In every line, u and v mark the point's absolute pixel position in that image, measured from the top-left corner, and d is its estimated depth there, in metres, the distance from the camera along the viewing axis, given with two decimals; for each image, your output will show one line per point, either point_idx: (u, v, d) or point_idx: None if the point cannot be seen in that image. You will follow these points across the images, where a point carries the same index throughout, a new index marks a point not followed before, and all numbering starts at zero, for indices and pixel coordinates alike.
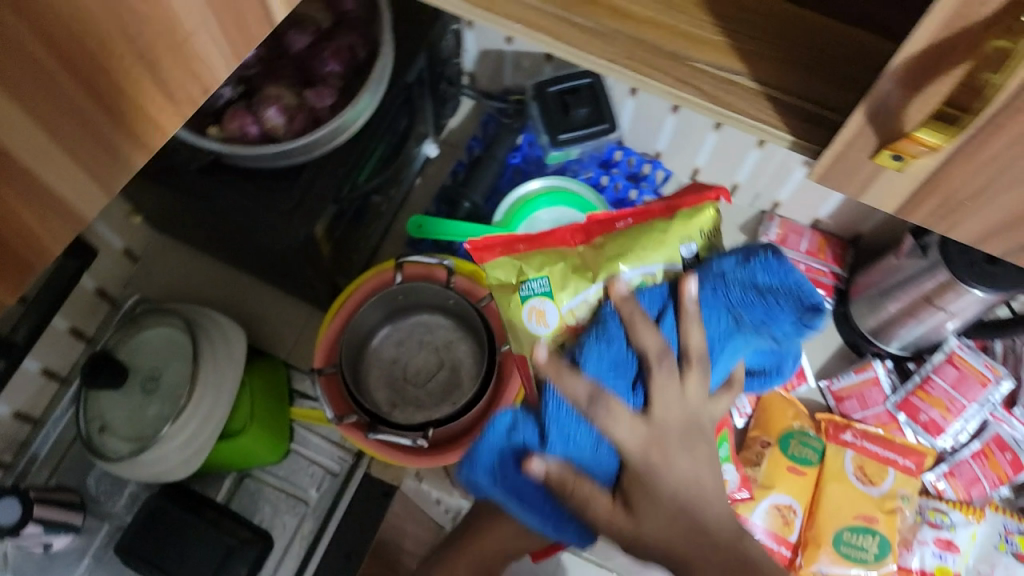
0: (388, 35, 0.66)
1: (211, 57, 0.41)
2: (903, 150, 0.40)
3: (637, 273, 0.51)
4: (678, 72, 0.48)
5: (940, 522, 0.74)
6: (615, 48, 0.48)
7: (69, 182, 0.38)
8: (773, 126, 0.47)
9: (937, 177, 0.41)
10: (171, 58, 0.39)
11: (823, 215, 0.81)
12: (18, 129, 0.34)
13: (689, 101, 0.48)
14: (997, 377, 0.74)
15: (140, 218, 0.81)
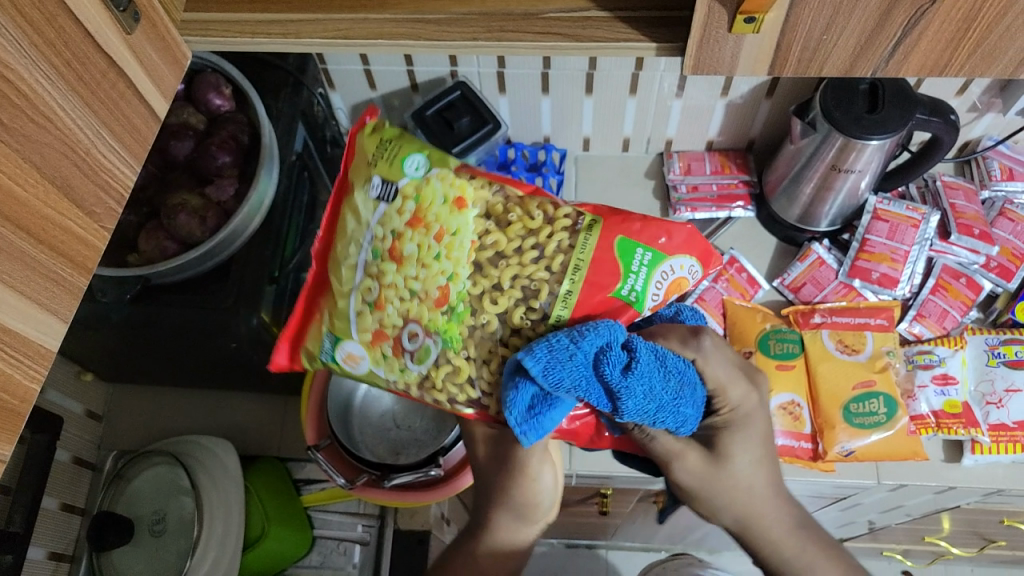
0: (265, 118, 0.70)
1: (108, 159, 0.44)
2: (754, 7, 0.45)
3: (381, 209, 0.58)
4: (534, 27, 0.55)
5: (930, 361, 0.77)
6: (474, 28, 0.56)
7: (23, 317, 0.39)
8: (636, 40, 0.54)
9: (789, 23, 0.46)
10: (74, 173, 0.41)
11: (714, 134, 0.85)
12: None
13: (555, 45, 0.55)
14: (924, 215, 0.80)
15: (92, 373, 0.81)
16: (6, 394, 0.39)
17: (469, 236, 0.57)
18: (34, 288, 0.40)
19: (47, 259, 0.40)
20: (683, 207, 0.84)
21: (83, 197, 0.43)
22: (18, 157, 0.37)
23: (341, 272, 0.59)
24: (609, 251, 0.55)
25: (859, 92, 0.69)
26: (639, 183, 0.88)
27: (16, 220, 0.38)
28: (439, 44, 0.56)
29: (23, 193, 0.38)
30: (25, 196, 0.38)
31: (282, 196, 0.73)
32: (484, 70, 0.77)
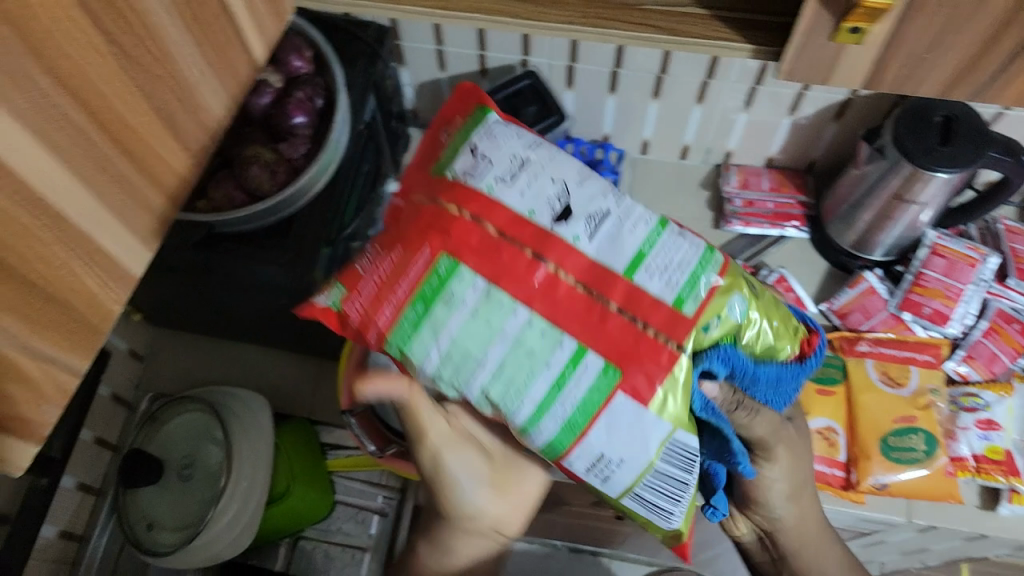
0: (341, 85, 0.71)
1: (207, 99, 0.45)
2: (865, 17, 0.46)
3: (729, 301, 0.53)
4: (632, 17, 0.61)
5: (975, 405, 0.76)
6: (572, 12, 0.62)
7: (115, 238, 0.40)
8: (731, 39, 0.59)
9: (894, 37, 0.47)
10: (176, 106, 0.42)
11: (776, 152, 0.85)
12: (70, 189, 0.36)
13: (649, 35, 0.61)
14: (983, 255, 0.78)
15: (139, 315, 0.82)
16: (89, 310, 0.40)
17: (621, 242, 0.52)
18: (122, 207, 0.40)
19: (142, 183, 0.41)
20: (736, 220, 0.84)
21: (181, 127, 0.43)
22: (133, 84, 0.38)
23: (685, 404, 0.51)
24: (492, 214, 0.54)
25: (933, 124, 0.68)
26: (695, 194, 0.88)
27: (122, 142, 0.39)
28: (541, 23, 0.62)
29: (130, 117, 0.38)
30: (133, 121, 0.39)
31: (347, 160, 0.74)
32: (556, 62, 0.77)
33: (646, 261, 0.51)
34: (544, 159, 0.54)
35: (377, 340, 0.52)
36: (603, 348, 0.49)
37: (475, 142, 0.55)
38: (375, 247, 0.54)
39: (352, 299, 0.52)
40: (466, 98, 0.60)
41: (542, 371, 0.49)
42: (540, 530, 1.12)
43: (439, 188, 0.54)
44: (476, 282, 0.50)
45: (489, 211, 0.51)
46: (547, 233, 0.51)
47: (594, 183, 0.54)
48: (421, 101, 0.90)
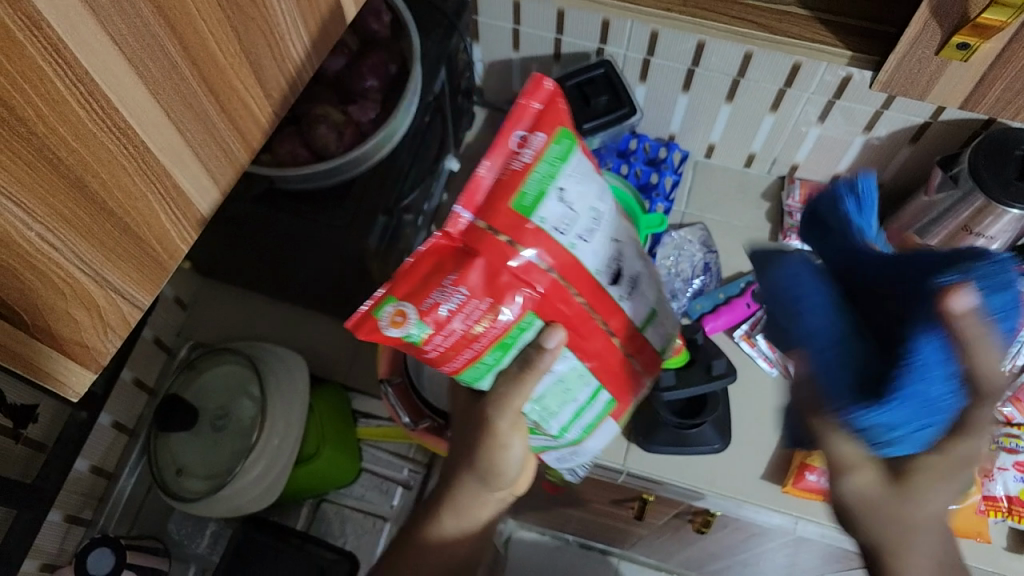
0: (417, 55, 0.71)
1: (305, 65, 0.44)
2: (975, 32, 0.54)
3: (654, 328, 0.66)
4: (735, 12, 0.67)
5: (1016, 445, 0.74)
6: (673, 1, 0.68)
7: (193, 179, 0.38)
8: (831, 45, 0.65)
9: (1005, 56, 0.56)
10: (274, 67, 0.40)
11: (842, 170, 0.84)
12: (166, 136, 0.35)
13: (749, 31, 0.67)
14: None
15: (189, 263, 0.83)
16: (160, 247, 0.38)
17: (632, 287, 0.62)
18: (210, 157, 0.39)
19: (225, 131, 0.39)
20: (794, 234, 0.83)
21: (269, 84, 0.40)
22: (235, 35, 0.36)
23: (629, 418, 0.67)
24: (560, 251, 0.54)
25: (1012, 158, 0.66)
26: (753, 203, 0.88)
27: (220, 96, 0.37)
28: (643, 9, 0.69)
29: (228, 67, 0.36)
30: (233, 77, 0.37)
31: (414, 130, 0.74)
32: (632, 54, 0.77)
33: (653, 318, 0.62)
34: (610, 214, 0.57)
35: (448, 370, 0.55)
36: (608, 383, 0.59)
37: (561, 183, 0.53)
38: (454, 285, 0.51)
39: (431, 338, 0.52)
40: (548, 111, 0.53)
41: (574, 404, 0.59)
42: (556, 522, 1.12)
43: (515, 233, 0.51)
44: (537, 327, 0.54)
45: (568, 268, 0.53)
46: (603, 292, 0.56)
47: (627, 234, 0.60)
48: (488, 81, 0.90)
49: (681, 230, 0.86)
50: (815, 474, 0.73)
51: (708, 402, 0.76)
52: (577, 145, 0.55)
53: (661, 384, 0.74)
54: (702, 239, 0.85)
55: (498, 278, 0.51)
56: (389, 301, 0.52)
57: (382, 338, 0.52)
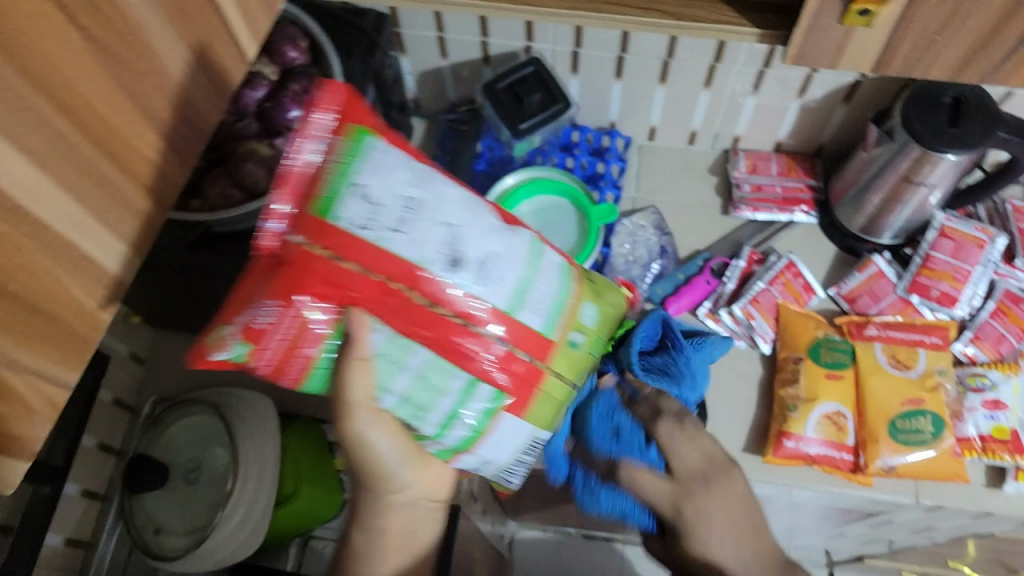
0: (339, 78, 0.70)
1: (209, 110, 0.43)
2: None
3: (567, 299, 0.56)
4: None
5: (982, 385, 0.76)
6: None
7: (99, 245, 0.37)
8: (739, 22, 0.56)
9: (904, 20, 0.45)
10: (176, 117, 0.40)
11: (784, 136, 0.84)
12: (60, 207, 0.33)
13: (653, 20, 0.57)
14: (991, 237, 0.78)
15: (139, 316, 0.81)
16: (77, 321, 0.38)
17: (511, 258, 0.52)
18: (116, 219, 0.38)
19: (127, 190, 0.38)
20: (744, 206, 0.84)
21: (173, 137, 0.40)
22: (123, 91, 0.35)
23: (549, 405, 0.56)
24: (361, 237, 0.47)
25: (941, 105, 0.68)
26: (702, 179, 0.87)
27: (115, 154, 0.36)
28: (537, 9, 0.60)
29: (119, 125, 0.36)
30: (126, 133, 0.36)
31: None
32: (559, 48, 0.76)
33: (528, 295, 0.52)
34: (433, 197, 0.49)
35: (290, 382, 0.51)
36: (494, 379, 0.51)
37: (363, 180, 0.47)
38: (268, 297, 0.47)
39: (258, 354, 0.48)
40: (341, 103, 0.48)
41: (442, 404, 0.51)
42: (553, 517, 1.11)
43: (323, 240, 0.46)
44: (382, 330, 0.49)
45: (382, 266, 0.47)
46: (427, 278, 0.48)
47: (477, 214, 0.51)
48: (421, 91, 0.88)
49: (634, 215, 0.85)
50: (794, 441, 0.74)
51: None
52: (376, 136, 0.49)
53: None
54: (656, 223, 0.85)
55: (287, 284, 0.47)
56: (224, 325, 0.48)
57: (217, 365, 0.48)
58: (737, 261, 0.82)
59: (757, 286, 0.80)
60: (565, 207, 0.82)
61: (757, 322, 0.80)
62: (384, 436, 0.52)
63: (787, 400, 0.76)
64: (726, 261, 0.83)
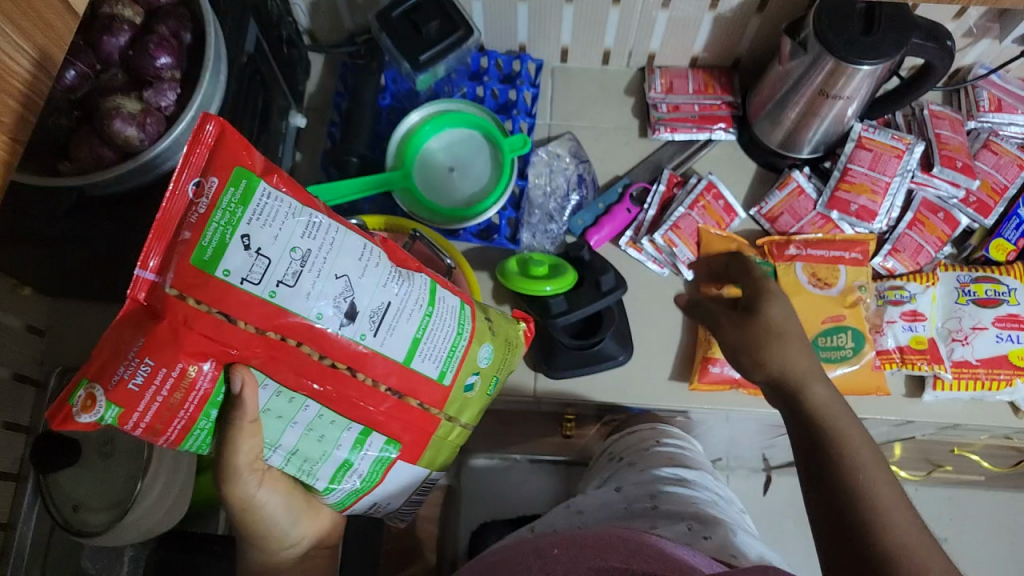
0: (210, 18, 0.63)
1: (30, 71, 0.38)
2: None
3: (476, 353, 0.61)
4: None
5: (901, 297, 0.76)
6: None
7: None
8: None
9: None
10: None
11: (699, 51, 0.80)
12: None
13: None
14: (909, 144, 0.76)
15: (29, 287, 0.76)
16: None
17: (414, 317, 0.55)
18: None
19: None
20: (662, 127, 0.80)
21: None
22: None
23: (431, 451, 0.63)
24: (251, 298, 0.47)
25: (855, 12, 0.65)
26: (618, 101, 0.84)
27: None
28: None
29: None
30: None
31: (232, 99, 0.67)
32: None
33: (420, 346, 0.55)
34: (324, 247, 0.50)
35: (166, 439, 0.50)
36: (387, 429, 0.57)
37: (245, 229, 0.47)
38: (138, 357, 0.45)
39: (129, 415, 0.46)
40: (220, 146, 0.47)
41: (336, 454, 0.56)
42: (497, 447, 1.11)
43: (200, 293, 0.46)
44: (271, 384, 0.51)
45: (271, 322, 0.48)
46: (329, 334, 0.50)
47: (370, 263, 0.52)
48: (315, 23, 0.82)
49: (550, 144, 0.82)
50: (719, 366, 0.74)
51: (603, 318, 0.75)
52: (259, 179, 0.48)
53: (553, 310, 0.73)
54: (572, 150, 0.82)
55: (178, 342, 0.46)
56: (83, 384, 0.45)
57: (79, 427, 0.46)
58: (657, 186, 0.79)
59: (677, 211, 0.78)
60: (477, 140, 0.78)
61: (680, 249, 0.77)
62: (269, 492, 0.57)
63: (712, 324, 0.75)
64: (645, 186, 0.80)
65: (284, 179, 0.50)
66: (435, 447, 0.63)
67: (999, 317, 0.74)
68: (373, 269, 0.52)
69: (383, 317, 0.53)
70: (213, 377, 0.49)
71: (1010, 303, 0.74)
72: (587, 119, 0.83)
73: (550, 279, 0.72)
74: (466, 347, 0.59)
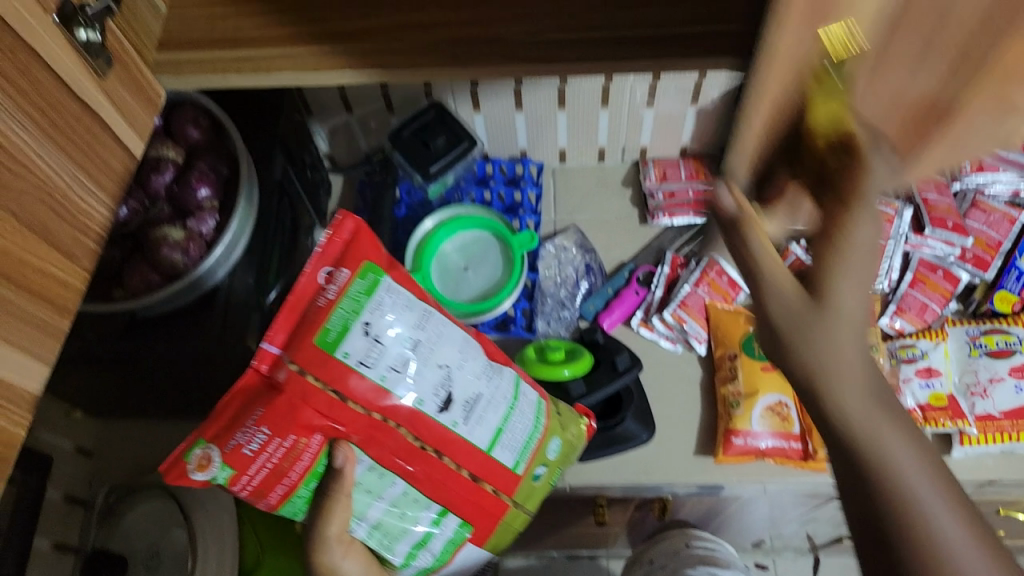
0: (243, 152, 0.71)
1: (92, 207, 0.44)
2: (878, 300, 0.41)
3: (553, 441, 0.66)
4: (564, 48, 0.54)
5: (913, 355, 0.78)
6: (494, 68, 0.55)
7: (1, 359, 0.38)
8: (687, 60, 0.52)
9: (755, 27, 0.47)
10: (57, 219, 0.41)
11: (688, 141, 0.86)
12: None
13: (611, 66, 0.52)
14: (896, 211, 0.81)
15: (80, 409, 0.82)
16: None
17: (500, 413, 0.62)
18: (10, 329, 0.39)
19: (16, 298, 0.39)
20: (661, 213, 0.85)
21: (70, 246, 0.42)
22: None
23: (499, 540, 0.67)
24: (359, 377, 0.56)
25: None
26: (617, 193, 0.89)
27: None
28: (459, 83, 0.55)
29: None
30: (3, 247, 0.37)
31: (263, 223, 0.74)
32: (458, 90, 0.79)
33: (502, 436, 0.62)
34: (431, 338, 0.59)
35: (268, 504, 0.56)
36: (462, 513, 0.62)
37: (365, 318, 0.56)
38: (256, 426, 0.53)
39: (239, 477, 0.54)
40: (354, 245, 0.57)
41: (415, 531, 0.61)
42: (533, 543, 1.11)
43: (318, 370, 0.54)
44: (366, 459, 0.58)
45: (375, 403, 0.56)
46: (426, 418, 0.58)
47: (468, 356, 0.61)
48: (335, 147, 0.90)
49: (556, 238, 0.86)
50: (742, 437, 0.74)
51: (622, 398, 0.77)
52: (384, 275, 0.58)
53: (574, 394, 0.75)
54: (579, 241, 0.86)
55: (293, 413, 0.54)
56: (199, 445, 0.54)
57: (194, 482, 0.54)
58: (662, 268, 0.84)
59: (684, 290, 0.82)
60: (487, 239, 0.84)
61: (690, 325, 0.81)
62: (353, 564, 0.58)
63: (730, 397, 0.77)
64: (651, 269, 0.84)
65: (400, 276, 0.60)
66: (503, 532, 0.66)
67: (1014, 367, 0.75)
68: (463, 361, 0.61)
69: (474, 406, 0.60)
70: (318, 448, 0.56)
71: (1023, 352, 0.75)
72: (591, 212, 0.89)
73: (568, 363, 0.75)
74: (543, 437, 0.65)
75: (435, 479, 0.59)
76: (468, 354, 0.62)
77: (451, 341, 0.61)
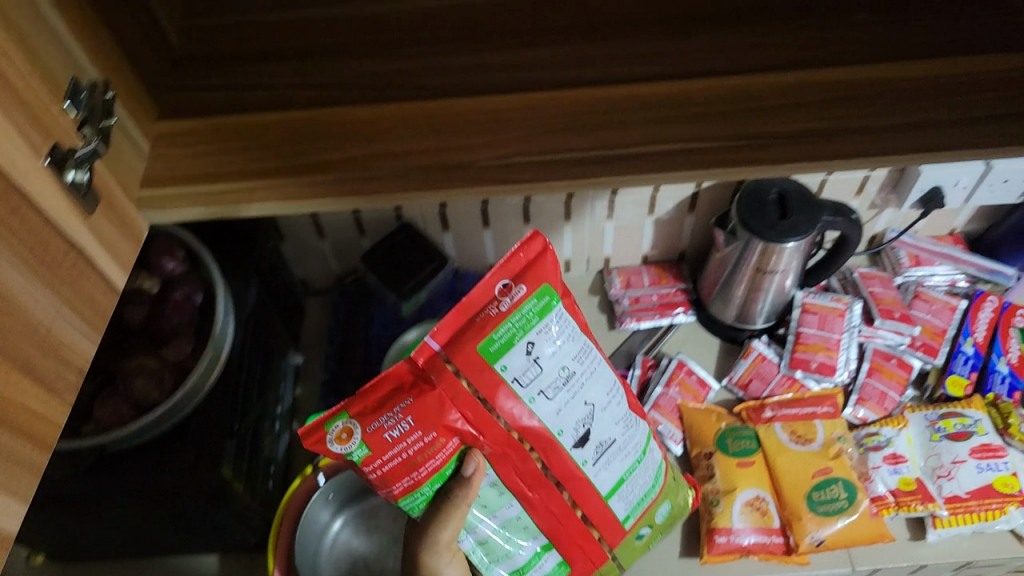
0: (219, 280, 0.73)
1: (76, 342, 0.44)
2: None
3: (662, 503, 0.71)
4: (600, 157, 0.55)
5: (879, 443, 0.80)
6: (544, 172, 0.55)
7: None
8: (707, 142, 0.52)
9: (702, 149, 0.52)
10: (42, 355, 0.41)
11: (648, 250, 0.91)
12: None
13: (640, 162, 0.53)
14: (847, 304, 0.86)
15: (44, 554, 0.78)
16: None
17: (625, 469, 0.66)
18: None
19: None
20: (628, 318, 0.89)
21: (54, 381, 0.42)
22: None
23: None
24: (507, 394, 0.57)
25: (768, 202, 0.76)
26: (584, 301, 0.93)
27: None
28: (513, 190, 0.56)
29: None
30: None
31: (238, 348, 0.74)
32: (427, 212, 0.83)
33: (622, 486, 0.66)
34: (585, 373, 0.61)
35: (391, 492, 0.58)
36: (565, 551, 0.67)
37: (531, 337, 0.58)
38: (401, 415, 0.55)
39: (373, 459, 0.56)
40: (534, 265, 0.59)
41: (517, 556, 0.66)
42: None
43: (476, 378, 0.56)
44: (492, 476, 0.61)
45: (518, 424, 0.59)
46: (563, 452, 0.61)
47: (612, 400, 0.64)
48: (309, 271, 0.93)
49: None
50: (725, 535, 0.75)
51: None
52: (558, 300, 0.60)
53: None
54: None
55: (443, 410, 0.56)
56: (341, 417, 0.56)
57: (328, 453, 0.56)
58: (633, 370, 0.86)
59: (656, 391, 0.85)
60: None
61: (664, 426, 0.83)
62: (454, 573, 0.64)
63: (709, 496, 0.78)
64: (623, 372, 0.87)
65: (569, 305, 0.62)
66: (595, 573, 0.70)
67: (973, 448, 0.78)
68: (604, 406, 0.63)
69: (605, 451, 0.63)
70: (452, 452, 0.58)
71: (980, 434, 0.79)
72: None
73: None
74: (654, 499, 0.70)
75: (549, 508, 0.63)
76: (613, 406, 0.64)
77: (598, 384, 0.63)
